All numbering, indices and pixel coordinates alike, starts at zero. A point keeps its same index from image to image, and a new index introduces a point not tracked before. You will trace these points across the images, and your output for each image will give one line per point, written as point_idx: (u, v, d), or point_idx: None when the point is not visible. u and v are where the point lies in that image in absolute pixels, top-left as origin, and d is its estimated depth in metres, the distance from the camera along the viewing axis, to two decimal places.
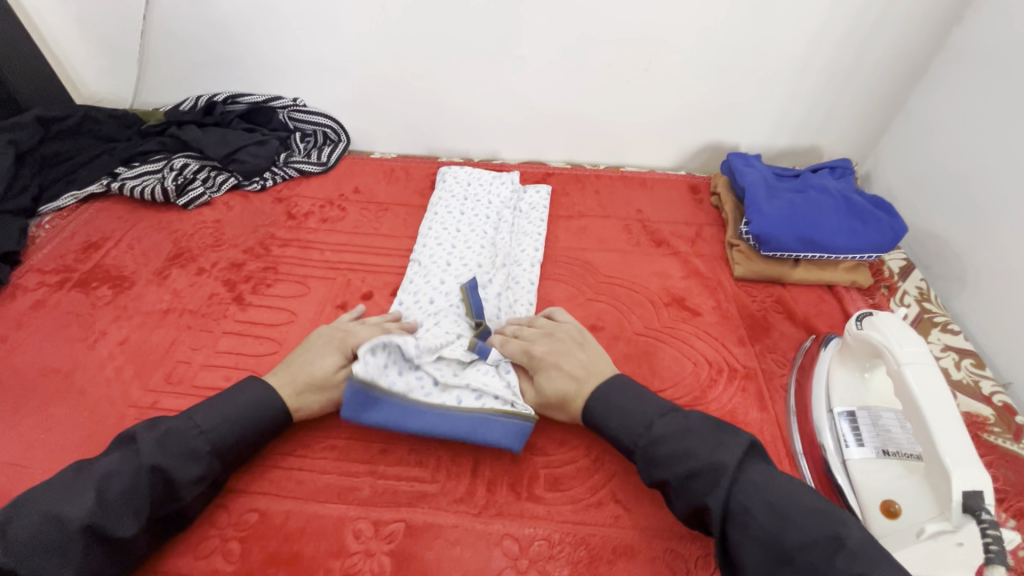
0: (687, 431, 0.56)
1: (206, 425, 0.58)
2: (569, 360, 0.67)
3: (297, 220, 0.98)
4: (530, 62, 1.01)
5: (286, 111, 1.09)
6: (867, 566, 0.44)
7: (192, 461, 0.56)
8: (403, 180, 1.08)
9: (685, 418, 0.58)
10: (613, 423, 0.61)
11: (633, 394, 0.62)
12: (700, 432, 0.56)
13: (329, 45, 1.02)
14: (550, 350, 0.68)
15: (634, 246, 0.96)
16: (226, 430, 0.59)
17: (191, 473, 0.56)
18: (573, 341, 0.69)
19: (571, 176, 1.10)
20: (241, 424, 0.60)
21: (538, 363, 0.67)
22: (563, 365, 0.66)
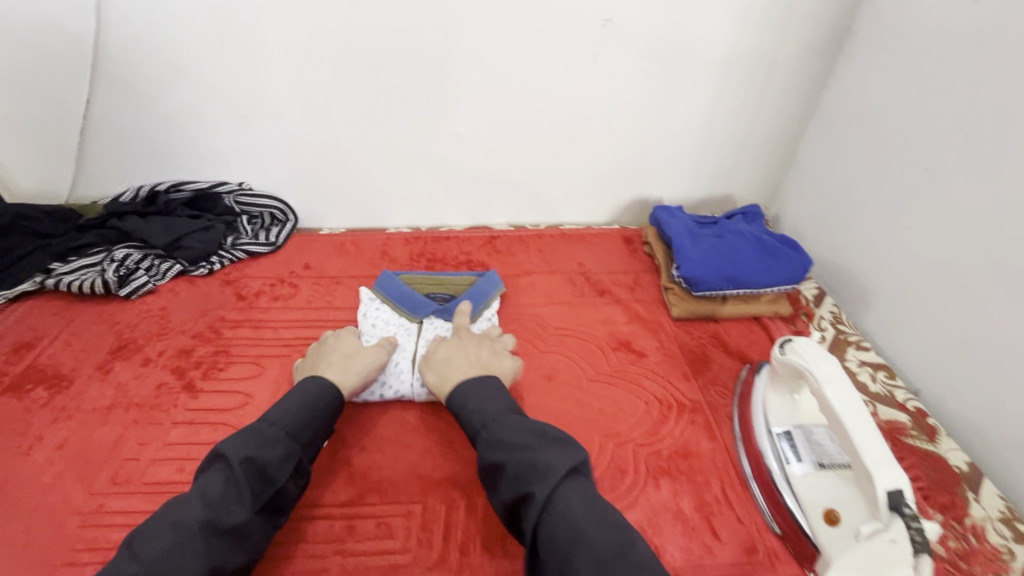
0: (593, 502, 0.56)
1: (212, 513, 0.56)
2: (464, 358, 0.76)
3: (247, 301, 0.98)
4: (467, 138, 1.10)
5: (232, 196, 1.11)
6: None
7: (185, 544, 0.53)
8: (353, 253, 1.11)
9: (599, 506, 0.56)
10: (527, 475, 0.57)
11: (524, 426, 0.63)
12: (606, 514, 0.55)
13: (275, 132, 1.07)
14: (449, 348, 0.79)
15: (579, 297, 1.02)
16: (217, 496, 0.57)
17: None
18: (484, 348, 0.80)
19: (515, 237, 1.17)
20: (232, 484, 0.58)
21: (436, 352, 0.78)
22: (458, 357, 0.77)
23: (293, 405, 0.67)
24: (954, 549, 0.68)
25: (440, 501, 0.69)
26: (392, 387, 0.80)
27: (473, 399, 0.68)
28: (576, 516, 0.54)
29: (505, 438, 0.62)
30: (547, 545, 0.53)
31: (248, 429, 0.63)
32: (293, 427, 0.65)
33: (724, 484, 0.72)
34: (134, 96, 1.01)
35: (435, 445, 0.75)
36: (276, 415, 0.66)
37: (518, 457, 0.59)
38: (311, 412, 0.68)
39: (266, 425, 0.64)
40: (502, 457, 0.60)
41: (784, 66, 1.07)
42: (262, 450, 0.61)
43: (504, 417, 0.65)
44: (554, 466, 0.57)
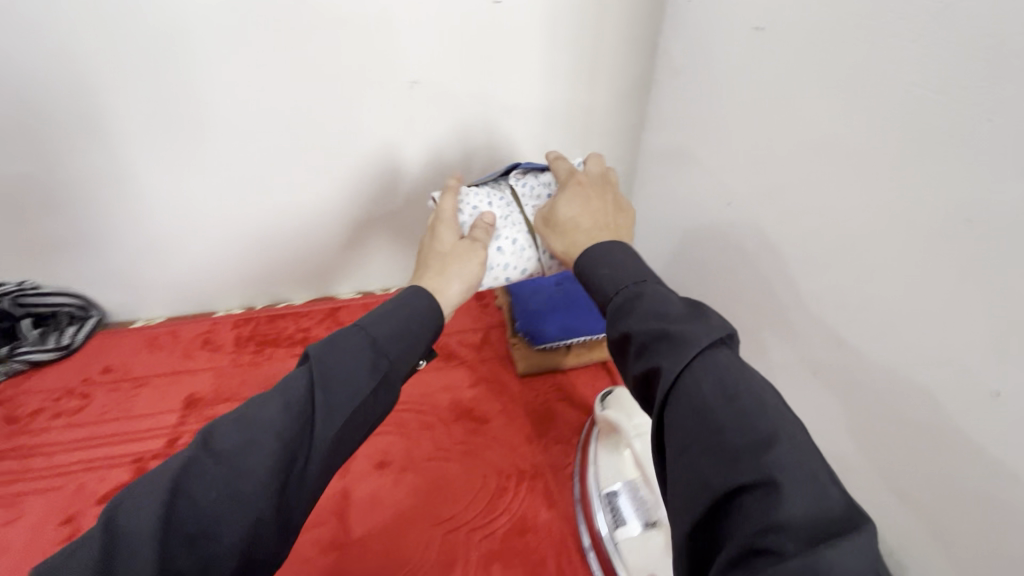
0: (734, 375, 0.43)
1: (220, 471, 0.44)
2: (587, 215, 0.66)
3: (22, 424, 0.84)
4: (279, 210, 0.98)
5: (8, 298, 0.92)
6: (787, 475, 0.36)
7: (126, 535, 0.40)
8: (168, 346, 0.98)
9: (727, 383, 0.42)
10: (657, 344, 0.46)
11: (659, 300, 0.50)
12: (748, 387, 0.42)
13: (35, 230, 0.90)
14: (570, 206, 0.68)
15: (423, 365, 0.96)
16: (239, 465, 0.45)
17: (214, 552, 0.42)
18: (604, 202, 0.68)
19: (359, 306, 1.10)
20: (255, 443, 0.46)
21: (558, 212, 0.67)
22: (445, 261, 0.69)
23: (394, 323, 0.59)
24: None
25: None
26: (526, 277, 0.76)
27: (608, 264, 0.57)
28: (716, 392, 0.42)
29: (650, 299, 0.51)
30: (691, 417, 0.42)
31: (288, 380, 0.52)
32: (388, 345, 0.57)
33: (560, 557, 0.67)
34: None
35: None
36: (367, 321, 0.58)
37: (649, 325, 0.48)
38: (407, 330, 0.59)
39: (356, 342, 0.55)
40: (635, 326, 0.49)
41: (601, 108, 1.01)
42: (274, 398, 0.49)
43: (654, 283, 0.53)
44: (691, 339, 0.45)
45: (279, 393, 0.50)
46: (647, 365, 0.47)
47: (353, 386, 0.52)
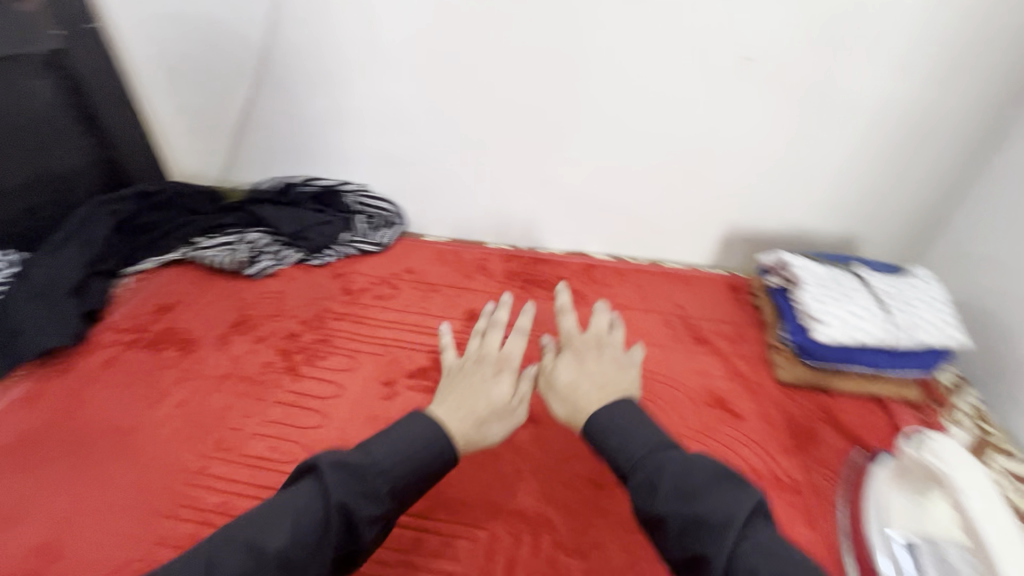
0: (773, 545, 0.42)
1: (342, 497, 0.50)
2: (598, 370, 0.68)
3: (351, 296, 1.04)
4: (580, 164, 1.10)
5: (353, 196, 1.18)
6: None
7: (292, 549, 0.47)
8: (453, 263, 1.14)
9: (746, 547, 0.42)
10: (614, 442, 0.55)
11: (690, 479, 0.47)
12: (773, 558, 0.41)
13: (400, 141, 1.13)
14: (571, 372, 0.69)
15: (675, 342, 0.97)
16: (270, 535, 0.47)
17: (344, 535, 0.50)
18: (612, 362, 0.71)
19: (613, 268, 1.15)
20: (299, 526, 0.48)
21: (558, 371, 0.69)
22: (472, 394, 0.69)
23: (406, 452, 0.56)
24: None
25: (508, 532, 0.67)
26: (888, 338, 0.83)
27: (616, 433, 0.55)
28: (766, 572, 0.41)
29: (688, 477, 0.47)
30: None
31: (300, 498, 0.50)
32: (400, 481, 0.54)
33: None
34: (286, 96, 1.10)
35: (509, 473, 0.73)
36: (388, 462, 0.54)
37: (673, 503, 0.46)
38: (416, 468, 0.56)
39: (372, 470, 0.53)
40: (690, 502, 0.45)
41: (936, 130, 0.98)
42: (359, 502, 0.51)
43: (660, 454, 0.51)
44: (731, 521, 0.43)
45: (298, 511, 0.49)
46: (684, 549, 0.45)
47: (411, 495, 0.56)
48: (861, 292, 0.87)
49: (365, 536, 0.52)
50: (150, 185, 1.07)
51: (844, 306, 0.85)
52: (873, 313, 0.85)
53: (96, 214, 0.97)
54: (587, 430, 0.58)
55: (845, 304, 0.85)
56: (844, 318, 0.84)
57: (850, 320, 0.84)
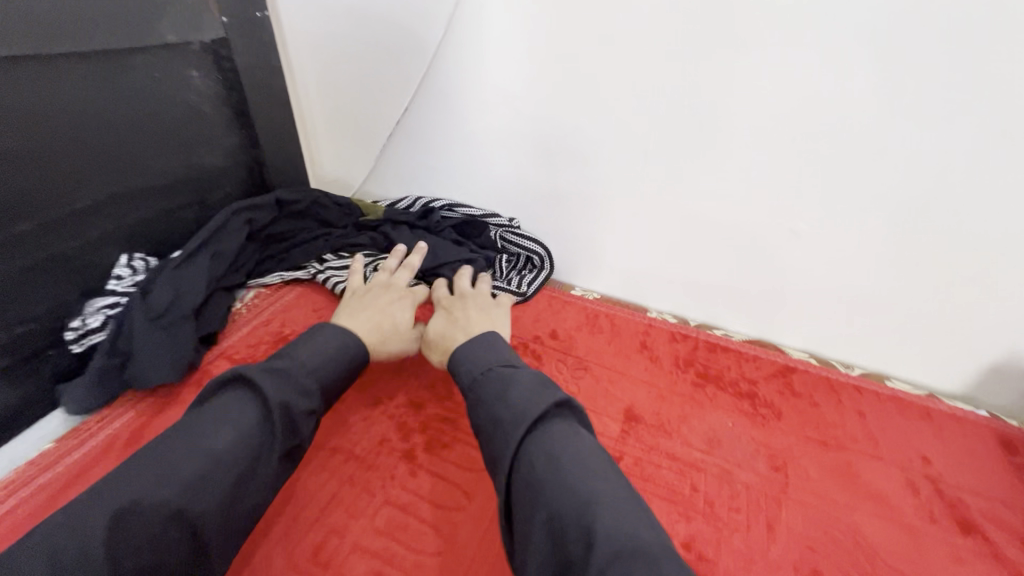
0: (590, 452, 0.51)
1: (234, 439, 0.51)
2: (466, 321, 0.79)
3: None
4: (804, 237, 0.83)
5: (499, 231, 1.01)
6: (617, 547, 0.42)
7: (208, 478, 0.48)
8: (608, 333, 0.92)
9: (571, 441, 0.52)
10: (574, 467, 0.49)
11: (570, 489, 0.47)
12: (590, 469, 0.49)
13: (569, 175, 0.92)
14: (441, 322, 0.80)
15: (929, 523, 0.67)
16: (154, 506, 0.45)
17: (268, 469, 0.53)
18: (476, 311, 0.82)
19: (819, 378, 0.86)
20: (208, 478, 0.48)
21: (435, 325, 0.79)
22: (375, 306, 0.80)
23: (313, 352, 0.65)
24: None
25: None
26: None
27: (466, 360, 0.67)
28: (545, 471, 0.49)
29: (553, 442, 0.51)
30: (534, 484, 0.49)
31: (230, 409, 0.53)
32: (317, 378, 0.63)
33: None
34: (449, 109, 0.94)
35: None
36: (313, 362, 0.64)
37: (494, 409, 0.57)
38: (315, 373, 0.63)
39: (292, 372, 0.60)
40: (560, 513, 0.46)
41: None
42: (248, 410, 0.53)
43: (626, 503, 0.47)
44: (526, 415, 0.54)
45: (228, 418, 0.52)
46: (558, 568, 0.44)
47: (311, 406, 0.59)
48: None
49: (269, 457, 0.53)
50: (290, 192, 0.96)
51: None
52: None
53: (232, 222, 0.87)
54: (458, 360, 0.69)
55: None
56: None
57: None
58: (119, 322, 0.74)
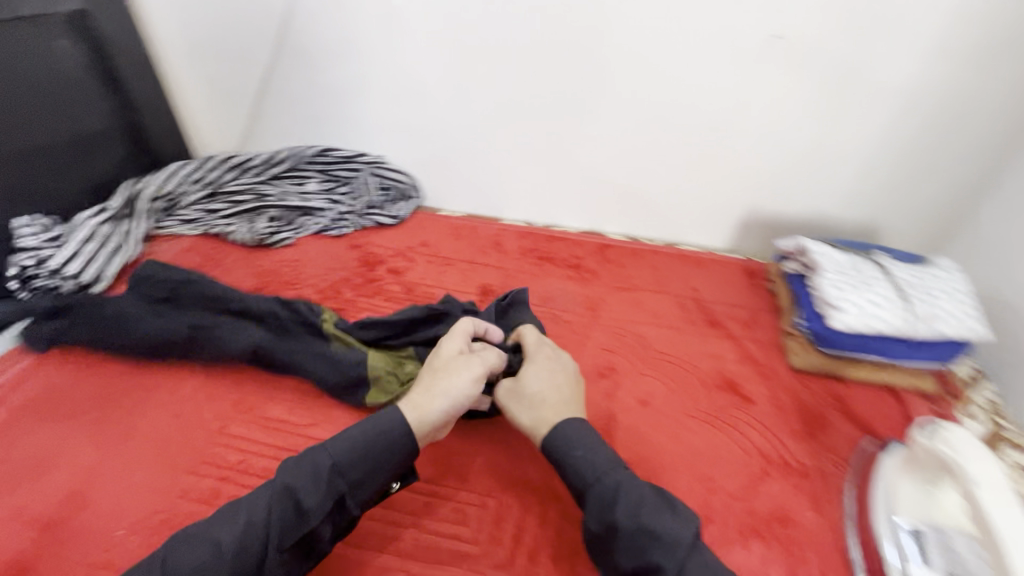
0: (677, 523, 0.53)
1: (258, 517, 0.52)
2: (552, 398, 0.64)
3: (368, 267, 1.05)
4: (599, 141, 1.09)
5: (370, 167, 1.18)
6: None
7: (212, 564, 0.49)
8: (468, 238, 1.14)
9: (659, 512, 0.54)
10: (642, 510, 0.53)
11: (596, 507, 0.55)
12: (652, 522, 0.53)
13: (419, 112, 1.12)
14: (541, 379, 0.65)
15: (688, 324, 0.96)
16: (226, 536, 0.51)
17: (310, 498, 0.52)
18: (556, 378, 0.66)
19: (628, 249, 1.14)
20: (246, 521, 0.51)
21: (526, 380, 0.65)
22: (438, 379, 0.62)
23: (400, 415, 0.58)
24: None
25: (512, 502, 0.69)
26: (908, 329, 0.82)
27: (581, 446, 0.59)
28: (638, 539, 0.52)
29: (644, 515, 0.53)
30: (634, 550, 0.52)
31: (258, 502, 0.53)
32: (393, 447, 0.56)
33: (825, 566, 0.64)
34: (307, 65, 1.10)
35: (519, 445, 0.74)
36: (385, 430, 0.57)
37: (628, 520, 0.53)
38: (372, 449, 0.56)
39: (368, 436, 0.56)
40: (614, 518, 0.54)
41: (970, 116, 0.95)
42: (352, 463, 0.55)
43: (619, 472, 0.57)
44: (680, 540, 0.52)
45: (252, 516, 0.52)
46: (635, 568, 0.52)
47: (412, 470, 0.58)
48: (880, 280, 0.86)
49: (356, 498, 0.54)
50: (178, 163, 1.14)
51: (863, 295, 0.84)
52: (891, 300, 0.83)
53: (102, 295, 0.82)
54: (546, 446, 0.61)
55: (866, 293, 0.84)
56: (858, 303, 0.83)
57: (864, 305, 0.83)
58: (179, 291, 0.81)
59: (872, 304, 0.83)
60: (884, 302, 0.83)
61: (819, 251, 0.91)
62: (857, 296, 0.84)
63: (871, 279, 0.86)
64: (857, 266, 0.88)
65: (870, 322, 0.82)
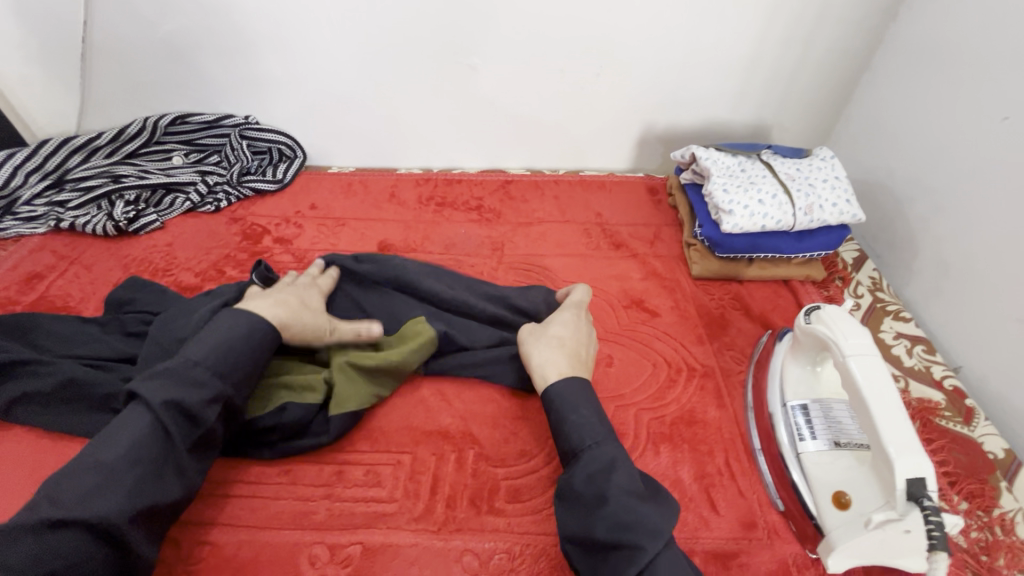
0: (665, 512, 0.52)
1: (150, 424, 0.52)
2: (572, 346, 0.67)
3: (253, 240, 0.96)
4: (482, 70, 1.02)
5: (238, 129, 1.07)
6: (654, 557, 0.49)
7: (113, 480, 0.49)
8: (360, 194, 1.07)
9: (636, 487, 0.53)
10: (619, 477, 0.54)
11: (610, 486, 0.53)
12: (643, 513, 0.51)
13: (279, 60, 1.00)
14: (565, 327, 0.69)
15: (593, 249, 0.96)
16: (91, 507, 0.47)
17: (201, 398, 0.55)
18: (595, 344, 0.70)
19: (530, 182, 1.10)
20: (115, 479, 0.49)
21: (552, 326, 0.69)
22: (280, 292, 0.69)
23: (215, 341, 0.59)
24: (976, 540, 0.62)
25: (430, 452, 0.67)
26: (791, 223, 0.85)
27: (580, 410, 0.59)
28: (625, 513, 0.51)
29: (644, 521, 0.51)
30: (615, 529, 0.51)
31: (129, 423, 0.52)
32: (221, 366, 0.58)
33: (729, 455, 0.68)
34: (134, 17, 0.95)
35: (430, 397, 0.72)
36: (203, 355, 0.57)
37: (624, 502, 0.52)
38: (238, 350, 0.60)
39: (187, 365, 0.56)
40: (606, 490, 0.53)
41: (841, 1, 0.95)
42: (191, 391, 0.55)
43: (613, 445, 0.57)
44: (660, 529, 0.50)
45: (125, 433, 0.51)
46: (613, 540, 0.50)
47: (248, 380, 0.60)
48: (765, 180, 0.88)
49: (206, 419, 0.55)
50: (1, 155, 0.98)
51: (748, 195, 0.85)
52: (773, 196, 0.85)
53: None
54: (548, 395, 0.61)
55: (751, 192, 0.85)
56: (744, 204, 0.84)
57: (750, 206, 0.84)
58: (150, 323, 0.75)
59: (758, 203, 0.85)
60: (769, 201, 0.85)
61: (708, 158, 0.91)
62: (744, 196, 0.85)
63: (757, 180, 0.88)
64: (744, 171, 0.90)
65: (757, 221, 0.84)
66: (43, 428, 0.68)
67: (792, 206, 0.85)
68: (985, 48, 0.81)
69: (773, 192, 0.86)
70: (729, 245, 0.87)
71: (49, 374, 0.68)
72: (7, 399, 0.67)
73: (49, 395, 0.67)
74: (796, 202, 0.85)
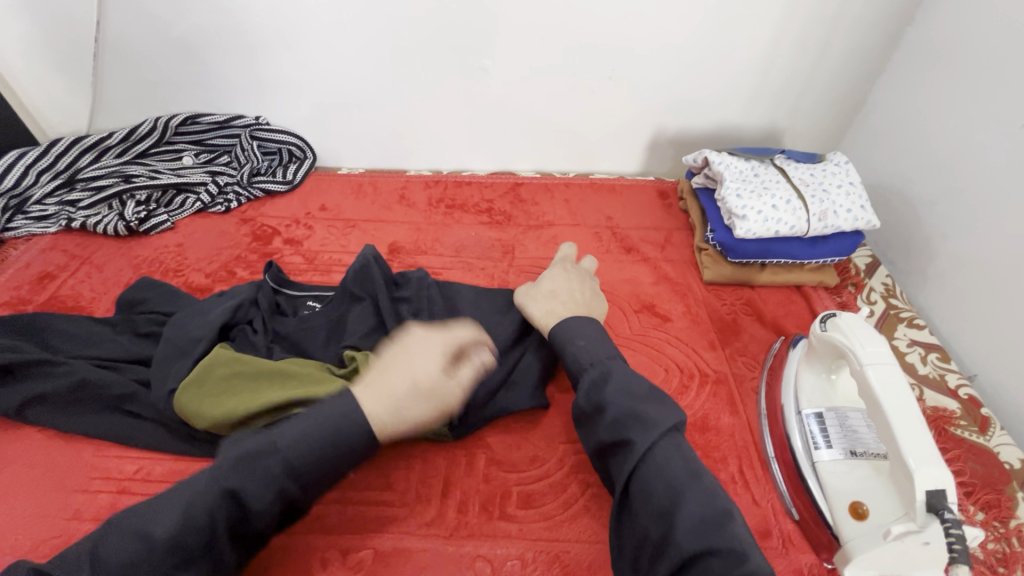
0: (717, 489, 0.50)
1: (213, 481, 0.48)
2: (565, 294, 0.71)
3: (263, 241, 0.96)
4: (494, 73, 1.02)
5: (249, 130, 1.07)
6: (715, 542, 0.46)
7: (149, 561, 0.45)
8: (370, 195, 1.07)
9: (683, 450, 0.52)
10: (663, 448, 0.51)
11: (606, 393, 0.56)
12: (704, 479, 0.50)
13: (292, 62, 1.00)
14: (557, 283, 0.73)
15: (604, 253, 0.96)
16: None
17: (263, 502, 0.48)
18: (590, 288, 0.74)
19: (540, 184, 1.10)
20: (152, 555, 0.45)
21: (546, 282, 0.73)
22: (405, 369, 0.57)
23: (305, 429, 0.51)
24: (993, 552, 0.61)
25: (441, 457, 0.67)
26: (805, 229, 0.84)
27: (584, 338, 0.62)
28: (682, 478, 0.50)
29: (700, 486, 0.49)
30: (669, 491, 0.49)
31: (193, 484, 0.49)
32: (296, 466, 0.50)
33: (742, 462, 0.67)
34: (147, 17, 0.95)
35: None
36: (288, 446, 0.50)
37: (680, 472, 0.50)
38: (324, 436, 0.51)
39: (267, 452, 0.50)
40: (603, 397, 0.56)
41: (856, 5, 0.94)
42: (254, 488, 0.48)
43: (613, 360, 0.59)
44: (728, 511, 0.48)
45: (184, 497, 0.48)
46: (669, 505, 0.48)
47: (322, 485, 0.52)
48: (778, 185, 0.87)
49: (257, 523, 0.49)
50: (13, 154, 0.98)
51: (762, 201, 0.85)
52: (788, 201, 0.85)
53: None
54: (552, 334, 0.65)
55: (765, 198, 0.85)
56: (758, 210, 0.84)
57: (764, 211, 0.84)
58: (161, 324, 0.75)
59: (772, 209, 0.84)
60: (784, 206, 0.84)
61: (721, 163, 0.91)
62: (757, 202, 0.84)
63: (771, 186, 0.87)
64: (757, 177, 0.89)
65: (771, 227, 0.84)
66: (55, 429, 0.68)
67: (808, 213, 0.84)
68: (1002, 54, 0.80)
69: (789, 199, 0.85)
70: (742, 251, 0.86)
71: (61, 375, 0.68)
72: (20, 399, 0.67)
73: (62, 396, 0.67)
74: (810, 208, 0.84)
